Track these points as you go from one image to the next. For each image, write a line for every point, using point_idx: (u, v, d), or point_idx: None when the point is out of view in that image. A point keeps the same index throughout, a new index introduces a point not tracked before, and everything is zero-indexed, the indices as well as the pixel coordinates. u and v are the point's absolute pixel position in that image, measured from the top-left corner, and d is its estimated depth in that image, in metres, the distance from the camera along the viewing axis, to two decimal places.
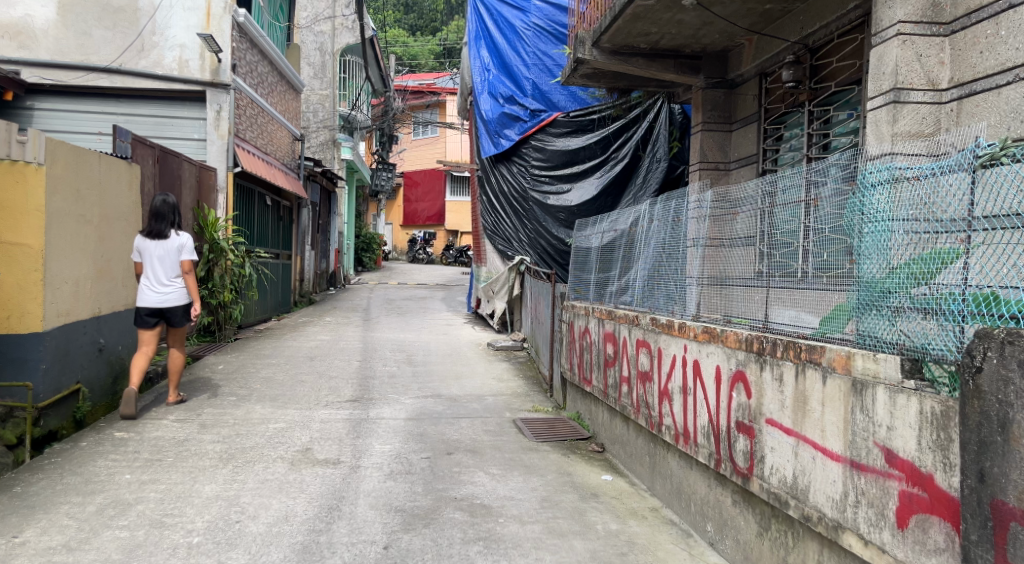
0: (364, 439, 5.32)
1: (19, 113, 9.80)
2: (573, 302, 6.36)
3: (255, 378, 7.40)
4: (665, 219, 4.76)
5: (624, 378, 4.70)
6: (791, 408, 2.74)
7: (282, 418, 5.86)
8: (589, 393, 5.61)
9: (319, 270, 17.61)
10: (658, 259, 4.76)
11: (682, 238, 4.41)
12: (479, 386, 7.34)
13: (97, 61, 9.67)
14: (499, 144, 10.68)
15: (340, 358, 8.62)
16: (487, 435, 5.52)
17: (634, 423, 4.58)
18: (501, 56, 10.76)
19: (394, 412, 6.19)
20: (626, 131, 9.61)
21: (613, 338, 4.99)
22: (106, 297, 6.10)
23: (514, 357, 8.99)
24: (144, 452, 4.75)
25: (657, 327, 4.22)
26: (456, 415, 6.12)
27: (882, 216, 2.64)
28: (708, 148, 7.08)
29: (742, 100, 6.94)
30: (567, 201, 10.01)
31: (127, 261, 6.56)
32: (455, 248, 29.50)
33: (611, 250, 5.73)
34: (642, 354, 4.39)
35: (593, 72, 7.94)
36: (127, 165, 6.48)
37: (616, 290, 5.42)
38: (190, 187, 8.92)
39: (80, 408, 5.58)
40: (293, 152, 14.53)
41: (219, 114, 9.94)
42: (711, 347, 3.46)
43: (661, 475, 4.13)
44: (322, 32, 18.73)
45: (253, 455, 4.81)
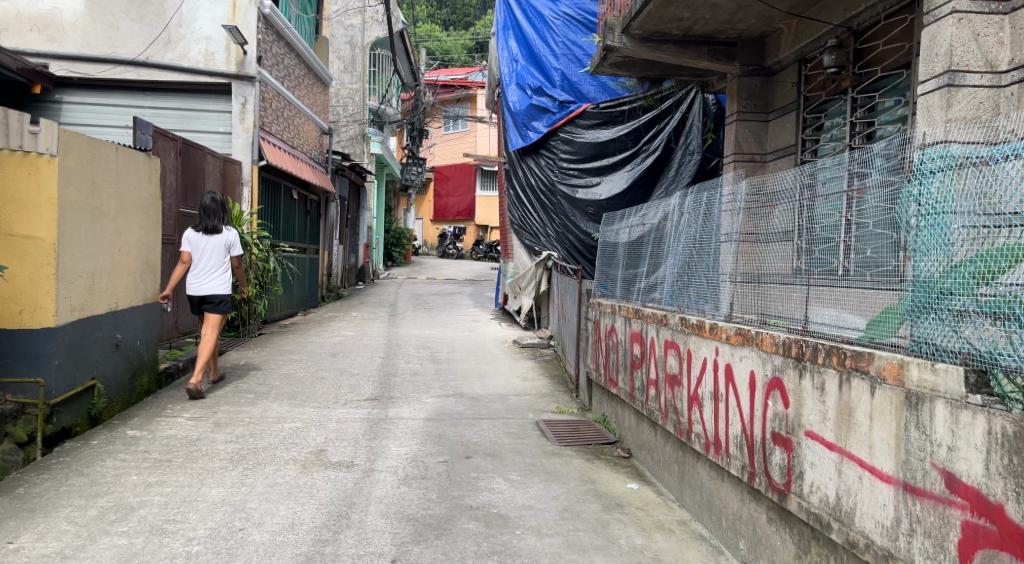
0: (381, 441, 5.13)
1: (48, 106, 9.82)
2: (599, 298, 6.11)
3: (275, 375, 7.27)
4: (695, 212, 4.49)
5: (651, 381, 4.43)
6: (834, 420, 2.46)
7: (299, 417, 5.72)
8: (615, 395, 5.35)
9: (348, 264, 17.58)
10: (688, 255, 4.49)
11: (715, 232, 4.13)
12: (502, 385, 7.14)
13: (124, 54, 9.65)
14: (527, 136, 10.41)
15: (363, 355, 8.49)
16: (508, 437, 5.30)
17: (662, 428, 4.32)
18: (529, 46, 10.47)
19: (414, 411, 6.01)
20: (658, 122, 9.34)
21: (640, 338, 4.73)
22: (124, 291, 6.01)
23: (539, 355, 8.76)
24: (154, 452, 4.62)
25: (687, 328, 3.95)
26: (477, 416, 5.91)
27: (941, 208, 2.33)
28: (743, 139, 6.77)
29: (780, 88, 6.62)
30: (596, 195, 9.75)
31: (146, 255, 6.48)
32: (485, 244, 29.37)
33: (639, 245, 5.48)
34: (671, 356, 4.11)
35: (624, 60, 7.65)
36: (146, 158, 6.39)
37: (645, 287, 5.15)
38: (214, 180, 8.85)
39: (96, 404, 5.50)
40: (321, 145, 14.46)
41: (245, 106, 9.83)
42: (746, 350, 3.17)
43: (690, 486, 3.87)
44: (352, 26, 18.63)
45: (265, 457, 4.65)
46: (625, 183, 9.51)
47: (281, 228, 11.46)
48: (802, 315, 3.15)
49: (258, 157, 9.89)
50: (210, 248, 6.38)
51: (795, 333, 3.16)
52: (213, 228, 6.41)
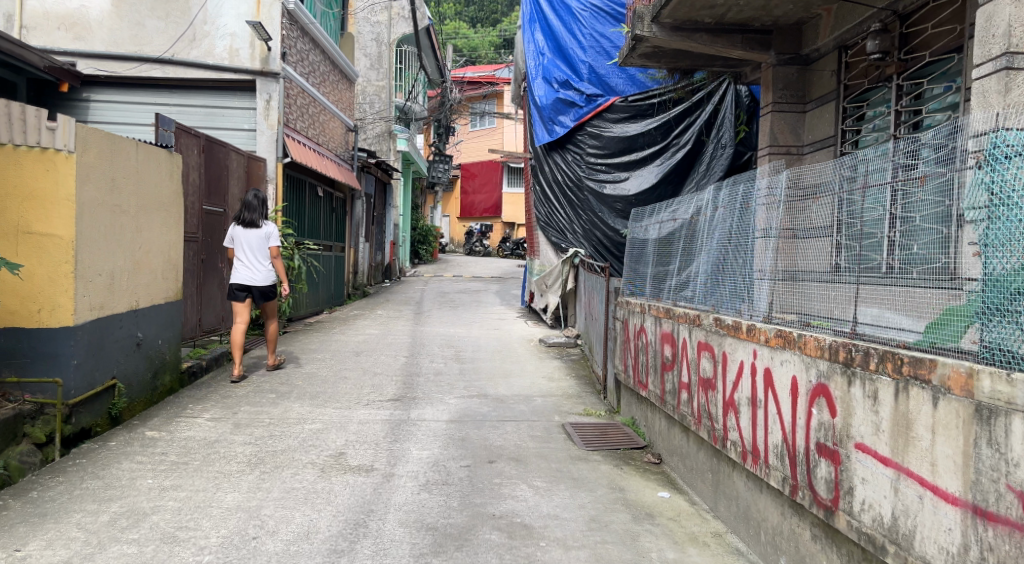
0: (402, 444, 4.99)
1: (75, 105, 9.84)
2: (627, 297, 5.89)
3: (298, 374, 7.17)
4: (731, 206, 4.25)
5: (683, 384, 4.22)
6: (889, 432, 2.24)
7: (320, 418, 5.59)
8: (644, 398, 5.13)
9: (374, 262, 17.53)
10: (724, 251, 4.25)
11: (752, 227, 3.89)
12: (527, 386, 6.96)
13: (150, 52, 9.64)
14: (554, 131, 10.31)
15: (386, 354, 8.36)
16: (533, 441, 5.12)
17: (695, 434, 4.11)
18: (557, 39, 10.26)
19: (436, 413, 5.86)
20: (688, 116, 9.05)
21: (671, 339, 4.52)
22: (145, 289, 5.94)
23: (566, 355, 8.56)
24: (172, 454, 4.52)
25: (722, 329, 3.72)
26: (502, 418, 5.74)
27: (1017, 199, 2.15)
28: (778, 131, 6.53)
29: (819, 77, 6.36)
30: (625, 190, 9.54)
31: (168, 253, 6.41)
32: (512, 241, 29.19)
33: (670, 241, 5.25)
34: (705, 358, 3.89)
35: (653, 50, 7.42)
36: (168, 155, 6.32)
37: (676, 285, 4.92)
38: (238, 177, 8.79)
39: (116, 404, 5.42)
40: (347, 142, 14.40)
41: (269, 103, 9.75)
42: (787, 354, 2.94)
43: (725, 496, 3.65)
44: (378, 23, 18.57)
45: (283, 460, 4.53)
46: (654, 178, 9.26)
47: (306, 225, 11.41)
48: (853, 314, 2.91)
49: (282, 154, 9.83)
50: (249, 240, 6.76)
51: (843, 335, 2.92)
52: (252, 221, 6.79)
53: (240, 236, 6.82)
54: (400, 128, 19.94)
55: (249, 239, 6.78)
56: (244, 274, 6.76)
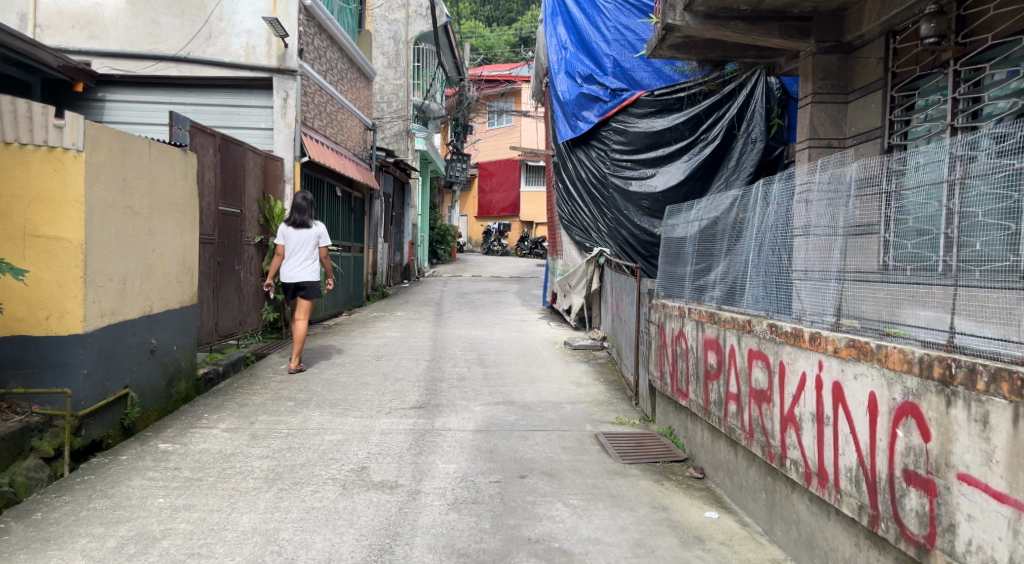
0: (427, 457, 4.71)
1: (89, 105, 9.66)
2: (662, 300, 5.57)
3: (317, 380, 6.92)
4: (788, 203, 3.91)
5: (731, 395, 3.91)
6: (1006, 464, 1.95)
7: (340, 428, 5.33)
8: (684, 408, 4.83)
9: (393, 262, 17.32)
10: (780, 251, 3.91)
11: (817, 225, 3.56)
12: (555, 392, 6.67)
13: (165, 50, 9.44)
14: (577, 127, 9.99)
15: (407, 358, 8.09)
16: (566, 454, 4.82)
17: (745, 450, 3.80)
18: (580, 32, 9.96)
19: (462, 421, 5.59)
20: (718, 109, 8.71)
21: (716, 346, 4.20)
22: (159, 293, 5.71)
23: (593, 358, 8.26)
24: (185, 469, 4.27)
25: (778, 336, 3.39)
26: (531, 427, 5.45)
27: None
28: (818, 123, 6.21)
29: (863, 66, 6.00)
30: (651, 187, 9.18)
31: (183, 255, 6.19)
32: (531, 240, 28.88)
33: (711, 240, 4.93)
34: (758, 368, 3.57)
35: (684, 41, 7.09)
36: (182, 154, 6.10)
37: (721, 288, 4.59)
38: (254, 176, 8.58)
39: (129, 414, 5.20)
40: (365, 141, 14.17)
41: (286, 101, 9.54)
42: (863, 367, 2.63)
43: (783, 520, 3.34)
44: (395, 20, 18.32)
45: (302, 476, 4.27)
46: (682, 175, 8.91)
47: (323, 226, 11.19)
48: (948, 322, 2.58)
49: (300, 153, 9.60)
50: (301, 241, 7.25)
51: (932, 347, 2.59)
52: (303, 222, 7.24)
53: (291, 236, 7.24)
54: (417, 126, 19.70)
55: (300, 239, 7.26)
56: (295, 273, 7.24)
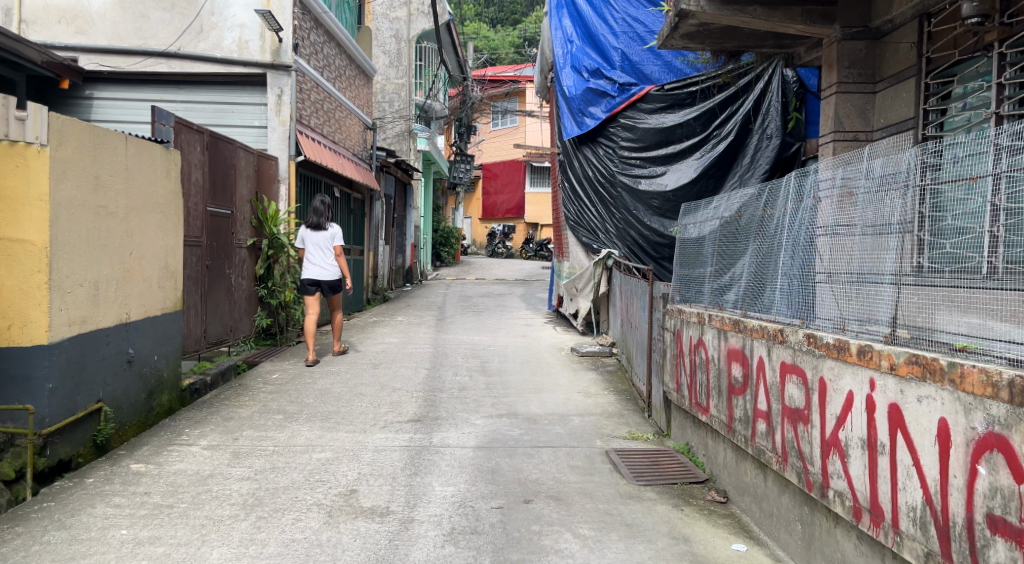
0: (423, 478, 4.32)
1: (76, 102, 9.29)
2: (677, 306, 5.17)
3: (310, 390, 6.53)
4: (824, 197, 3.49)
5: (760, 413, 3.52)
6: None
7: (330, 445, 4.94)
8: (705, 424, 4.42)
9: (395, 266, 16.97)
10: (815, 250, 3.49)
11: (858, 221, 3.15)
12: (561, 403, 6.26)
13: (155, 45, 9.07)
14: (584, 123, 9.59)
15: (406, 366, 7.69)
16: (575, 474, 4.42)
17: (776, 475, 3.40)
18: (586, 25, 9.61)
19: (462, 437, 5.19)
20: (732, 103, 8.32)
21: (741, 357, 3.80)
22: (137, 299, 5.31)
23: (601, 365, 7.85)
24: (156, 495, 3.88)
25: (818, 349, 2.96)
26: (536, 443, 5.05)
27: None
28: (844, 114, 5.84)
29: (892, 52, 5.61)
30: (661, 185, 8.77)
31: (166, 259, 5.81)
32: (536, 242, 28.50)
33: (731, 241, 4.54)
34: (792, 384, 3.16)
35: (697, 30, 6.71)
36: (164, 151, 5.72)
37: (746, 293, 4.17)
38: (247, 176, 8.22)
39: (103, 430, 4.81)
40: (365, 141, 13.81)
41: (281, 98, 9.18)
42: (930, 388, 2.22)
43: (824, 558, 2.93)
44: (397, 19, 17.95)
45: (284, 502, 3.87)
46: (694, 172, 8.49)
47: None
48: None
49: (295, 152, 9.25)
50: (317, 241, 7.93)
51: (1020, 364, 2.17)
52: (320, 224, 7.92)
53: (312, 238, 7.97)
54: (419, 127, 19.36)
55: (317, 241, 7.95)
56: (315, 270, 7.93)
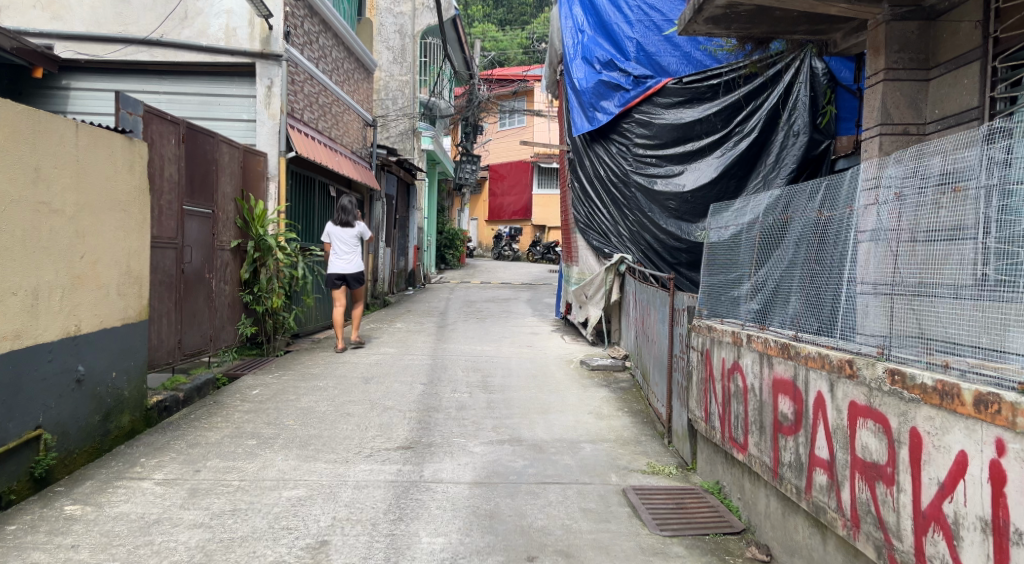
0: (408, 526, 3.66)
1: (52, 94, 8.70)
2: (702, 321, 4.49)
3: (290, 410, 5.89)
4: (898, 194, 2.77)
5: (819, 463, 2.83)
6: None
7: (305, 480, 4.28)
8: (742, 464, 3.75)
9: (397, 269, 16.37)
10: (882, 259, 2.77)
11: (940, 226, 2.47)
12: (570, 426, 5.60)
13: (136, 32, 8.43)
14: (595, 118, 8.85)
15: (401, 381, 7.03)
16: (586, 521, 3.76)
17: (839, 540, 2.74)
18: (599, 13, 8.91)
19: (457, 470, 4.54)
20: (757, 97, 7.69)
21: (792, 390, 3.12)
22: (90, 309, 4.67)
23: (613, 381, 7.18)
24: (84, 551, 3.25)
25: (908, 392, 2.27)
26: (541, 479, 4.38)
27: None
28: (892, 105, 5.15)
29: (951, 32, 4.94)
30: (679, 186, 8.11)
31: (127, 262, 5.16)
32: (543, 244, 27.89)
33: (767, 247, 3.87)
34: (867, 430, 2.49)
35: (723, 13, 6.04)
36: (127, 142, 5.12)
37: (794, 308, 3.43)
38: (230, 173, 7.59)
39: (43, 461, 4.17)
40: (365, 138, 13.16)
41: (270, 89, 8.56)
42: None
43: None
44: (401, 14, 17.14)
45: (237, 560, 3.22)
46: (714, 172, 7.84)
47: (313, 228, 10.22)
48: None
49: (285, 148, 8.63)
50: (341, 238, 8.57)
51: None
52: (346, 221, 8.57)
53: (337, 234, 8.58)
54: (424, 125, 18.69)
55: (343, 237, 8.58)
56: (340, 265, 8.61)
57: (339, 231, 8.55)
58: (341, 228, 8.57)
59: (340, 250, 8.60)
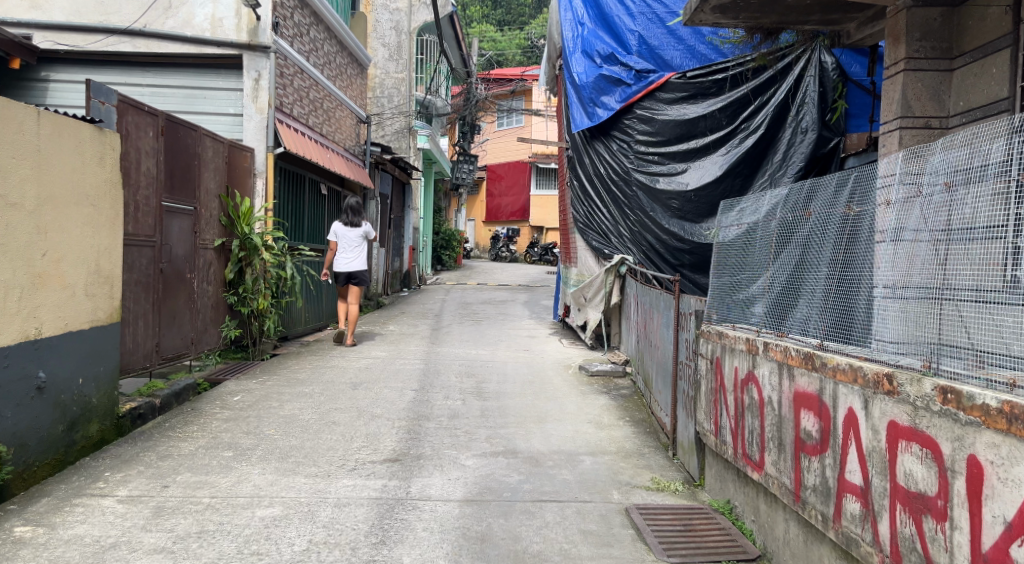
0: (391, 551, 3.33)
1: (31, 86, 8.40)
2: (712, 327, 4.17)
3: (273, 418, 5.57)
4: (947, 185, 2.41)
5: (852, 489, 2.51)
6: None
7: (282, 497, 3.94)
8: (757, 484, 3.43)
9: (392, 270, 16.04)
10: (928, 259, 2.43)
11: (998, 221, 2.13)
12: (569, 436, 5.29)
13: (118, 22, 8.12)
14: (595, 114, 8.54)
15: (392, 386, 6.70)
16: (587, 546, 3.43)
17: None
18: (599, 5, 8.64)
19: (447, 485, 4.22)
20: (764, 92, 7.37)
21: (817, 406, 2.79)
22: (53, 311, 4.35)
23: (614, 388, 6.87)
24: None
25: (963, 414, 1.97)
26: (538, 497, 4.05)
27: None
28: (913, 96, 4.84)
29: (978, 19, 4.62)
30: (682, 183, 7.77)
31: (96, 261, 4.83)
32: (541, 246, 27.59)
33: (788, 247, 3.53)
34: (910, 456, 2.17)
35: (731, 2, 5.72)
36: (97, 132, 4.80)
37: (821, 315, 3.10)
38: (214, 168, 7.26)
39: None
40: (359, 136, 12.86)
41: (258, 82, 8.23)
42: None
43: None
44: (398, 10, 16.85)
45: None
46: (718, 170, 7.51)
47: (303, 227, 9.89)
48: None
49: (273, 144, 8.30)
50: (348, 236, 8.67)
51: None
52: (353, 221, 8.70)
53: (343, 233, 8.70)
54: (420, 124, 18.38)
55: (349, 236, 8.68)
56: (347, 264, 8.64)
57: (346, 230, 8.67)
58: (347, 228, 8.69)
59: (347, 249, 8.68)
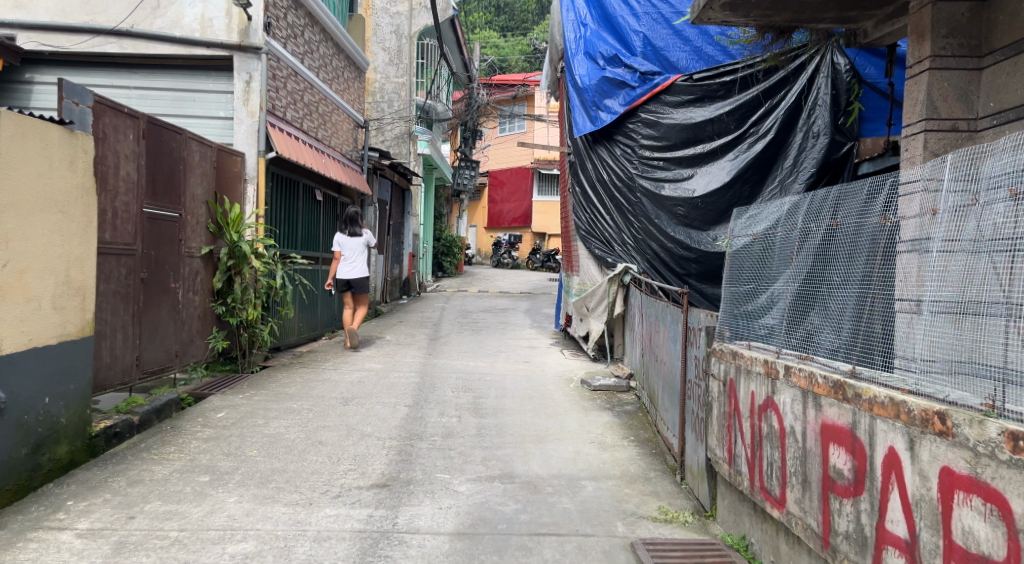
0: None
1: (17, 88, 8.14)
2: (723, 346, 3.85)
3: (256, 437, 5.25)
4: (1012, 192, 2.11)
5: (895, 543, 2.26)
6: None
7: (255, 531, 3.62)
8: (777, 522, 3.12)
9: (391, 277, 15.73)
10: (989, 278, 2.12)
11: None
12: (571, 458, 4.96)
13: (104, 22, 7.81)
14: (598, 118, 8.25)
15: (384, 403, 6.36)
16: None
17: None
18: (603, 5, 8.35)
19: (437, 515, 3.90)
20: (773, 95, 7.04)
21: (852, 443, 2.51)
22: (14, 327, 4.03)
23: (617, 404, 6.54)
24: None
25: None
26: (535, 530, 3.72)
27: None
28: (939, 97, 4.52)
29: (1010, 13, 4.32)
30: (688, 189, 7.45)
31: (65, 273, 4.51)
32: (543, 252, 27.24)
33: (809, 258, 3.21)
34: (970, 510, 1.98)
35: None
36: (67, 136, 4.51)
37: (851, 336, 2.77)
38: (202, 174, 6.98)
39: None
40: (356, 140, 12.55)
41: (249, 84, 7.95)
42: None
43: None
44: (398, 14, 16.56)
45: None
46: (726, 176, 7.18)
47: (297, 234, 9.59)
48: None
49: (264, 148, 7.98)
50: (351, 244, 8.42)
51: None
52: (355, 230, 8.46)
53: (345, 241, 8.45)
54: (422, 129, 18.05)
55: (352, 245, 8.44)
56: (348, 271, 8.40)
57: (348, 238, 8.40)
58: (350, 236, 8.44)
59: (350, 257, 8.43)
